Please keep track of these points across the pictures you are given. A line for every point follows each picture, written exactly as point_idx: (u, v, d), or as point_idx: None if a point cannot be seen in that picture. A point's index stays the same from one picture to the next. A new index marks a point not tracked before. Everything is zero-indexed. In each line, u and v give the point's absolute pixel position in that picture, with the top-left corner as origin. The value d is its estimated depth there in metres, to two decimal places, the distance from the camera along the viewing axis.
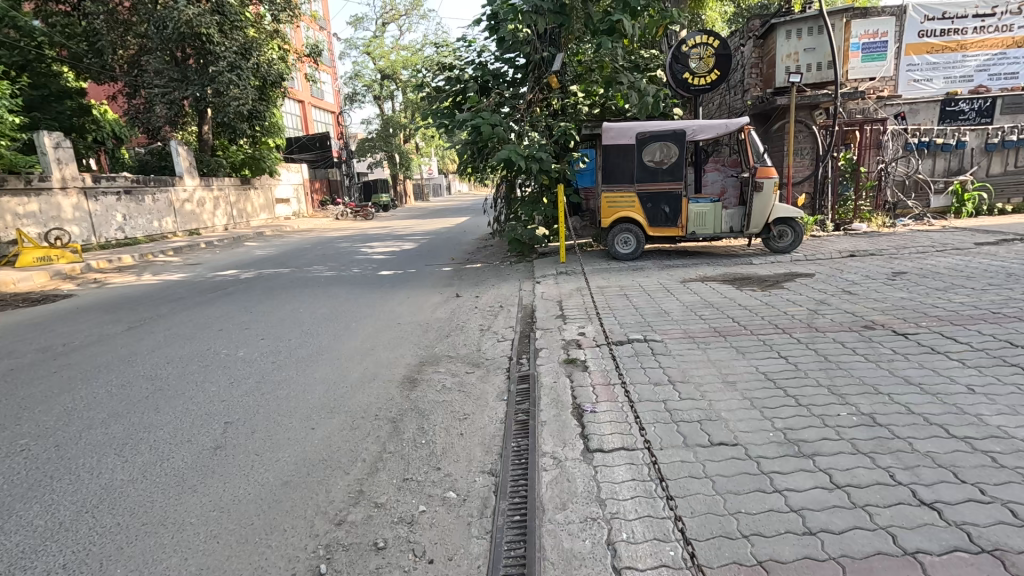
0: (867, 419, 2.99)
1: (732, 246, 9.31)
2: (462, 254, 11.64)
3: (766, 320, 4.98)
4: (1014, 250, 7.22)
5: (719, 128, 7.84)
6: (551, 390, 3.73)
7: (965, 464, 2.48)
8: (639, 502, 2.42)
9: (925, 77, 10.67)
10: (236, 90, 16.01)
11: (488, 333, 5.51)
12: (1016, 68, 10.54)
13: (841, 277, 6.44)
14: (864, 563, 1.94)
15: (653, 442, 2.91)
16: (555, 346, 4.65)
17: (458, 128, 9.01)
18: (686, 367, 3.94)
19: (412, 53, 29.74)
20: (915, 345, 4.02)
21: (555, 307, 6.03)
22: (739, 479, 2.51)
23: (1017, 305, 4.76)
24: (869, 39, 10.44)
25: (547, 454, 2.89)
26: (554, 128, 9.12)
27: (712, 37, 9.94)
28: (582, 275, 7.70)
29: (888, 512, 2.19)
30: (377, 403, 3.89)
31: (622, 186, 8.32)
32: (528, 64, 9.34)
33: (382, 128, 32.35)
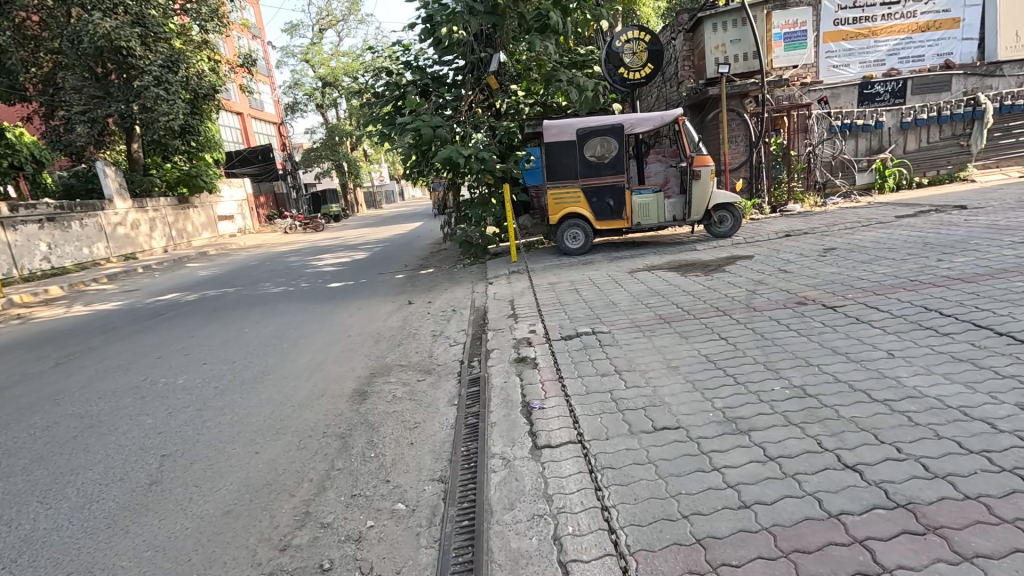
0: (799, 391, 3.13)
1: (677, 234, 9.60)
2: (416, 260, 11.54)
3: (708, 303, 5.15)
4: (931, 220, 7.74)
5: (656, 120, 8.05)
6: (500, 390, 3.73)
7: (886, 426, 2.63)
8: (585, 493, 2.44)
9: (842, 63, 11.31)
10: (164, 105, 15.16)
11: (441, 338, 5.46)
12: (922, 51, 11.29)
13: (778, 257, 6.74)
14: (793, 530, 2.03)
15: (598, 433, 2.95)
16: (506, 346, 4.65)
17: (400, 133, 8.88)
18: (632, 356, 4.02)
19: (353, 59, 29.11)
20: (842, 317, 4.26)
21: (506, 306, 6.04)
22: (680, 462, 2.58)
23: (932, 272, 5.11)
24: (790, 29, 11.03)
25: (496, 455, 2.89)
26: (497, 128, 9.14)
27: (644, 32, 10.22)
28: (533, 273, 7.74)
29: (816, 479, 2.30)
30: (325, 420, 3.79)
31: (567, 182, 8.43)
32: (467, 65, 9.35)
33: (328, 137, 31.57)
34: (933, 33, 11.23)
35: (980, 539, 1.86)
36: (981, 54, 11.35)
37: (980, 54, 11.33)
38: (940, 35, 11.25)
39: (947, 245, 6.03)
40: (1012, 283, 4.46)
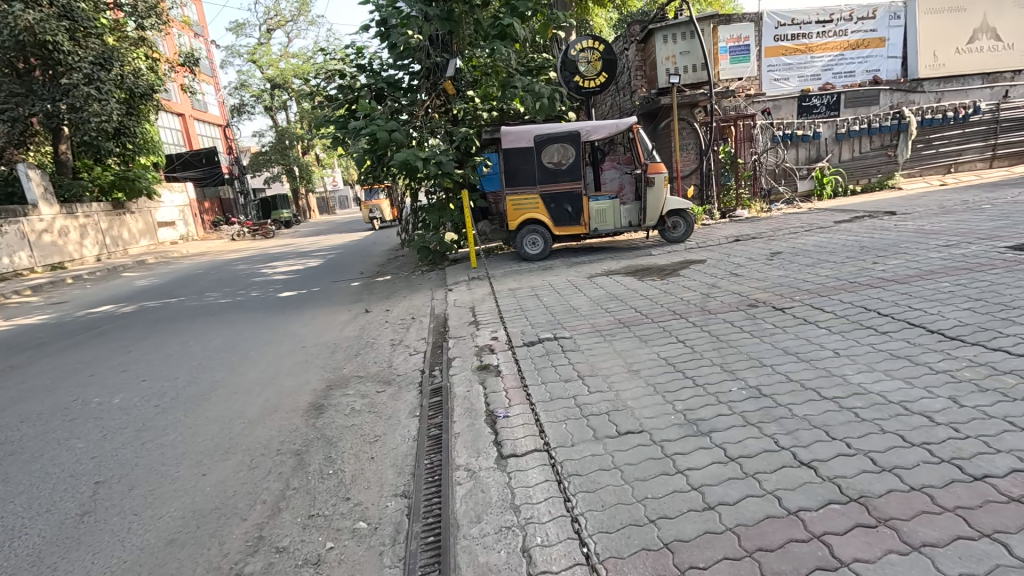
0: (755, 391, 3.24)
1: (633, 240, 9.81)
2: (373, 267, 11.30)
3: (665, 307, 5.27)
4: (866, 225, 8.25)
5: (610, 127, 8.20)
6: (463, 399, 3.66)
7: (835, 423, 2.76)
8: (553, 502, 2.42)
9: (782, 76, 11.97)
10: (96, 105, 14.27)
11: (400, 347, 5.34)
12: (853, 67, 12.09)
13: (729, 261, 7.00)
14: (756, 529, 2.08)
15: (564, 440, 2.94)
16: (468, 353, 4.59)
17: (354, 137, 8.69)
18: (593, 360, 4.05)
19: (304, 60, 28.24)
20: (791, 318, 4.44)
21: (467, 313, 5.98)
22: (645, 465, 2.60)
23: (869, 274, 5.45)
24: (734, 43, 11.57)
25: (461, 467, 2.83)
26: (455, 134, 9.06)
27: (597, 42, 10.48)
28: (493, 278, 7.72)
29: (774, 477, 2.38)
30: (279, 436, 3.61)
31: (526, 188, 8.47)
32: (423, 70, 9.25)
33: (278, 141, 30.21)
34: (862, 51, 12.05)
35: (925, 529, 1.96)
36: (904, 72, 12.30)
37: (903, 72, 12.26)
38: (868, 54, 12.08)
39: (881, 249, 6.43)
40: (939, 284, 4.80)
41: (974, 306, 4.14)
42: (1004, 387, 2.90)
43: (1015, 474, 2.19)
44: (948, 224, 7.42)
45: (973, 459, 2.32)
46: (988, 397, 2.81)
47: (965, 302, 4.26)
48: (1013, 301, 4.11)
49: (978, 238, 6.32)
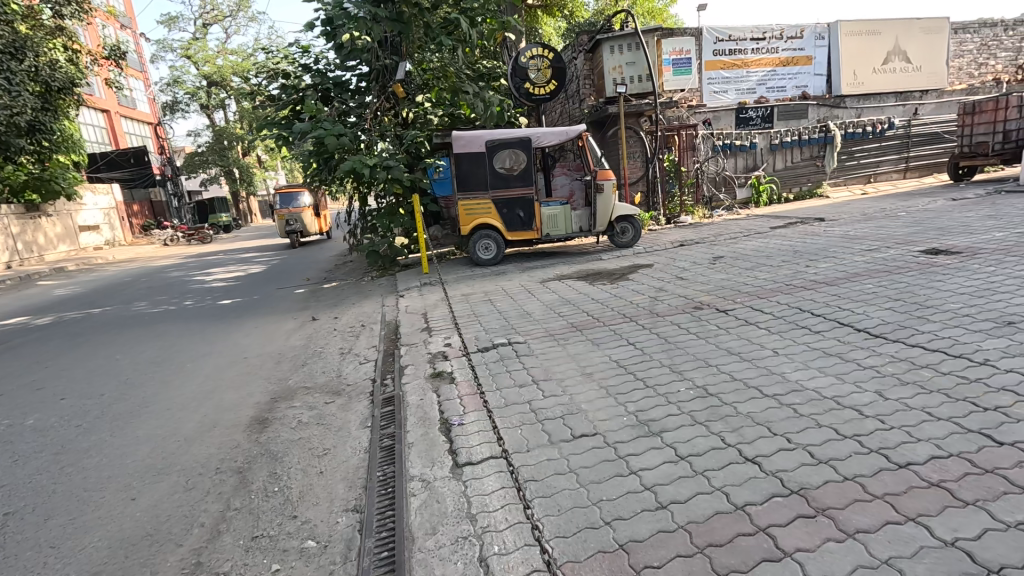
0: (701, 391, 3.36)
1: (583, 245, 9.99)
2: (321, 273, 10.92)
3: (615, 311, 5.39)
4: (799, 230, 8.78)
5: (561, 135, 8.32)
6: (417, 408, 3.58)
7: (776, 419, 2.90)
8: (509, 509, 2.41)
9: (721, 89, 12.59)
10: (5, 97, 13.13)
11: (350, 356, 5.17)
12: (784, 83, 12.90)
13: (675, 265, 7.26)
14: (706, 525, 2.14)
15: (519, 446, 2.93)
16: (420, 360, 4.50)
17: (299, 139, 8.39)
18: (548, 365, 4.08)
19: (243, 58, 26.98)
20: (733, 320, 4.65)
21: (420, 319, 5.87)
22: (599, 468, 2.63)
23: (802, 276, 5.80)
24: (677, 56, 12.08)
25: (415, 478, 2.76)
26: (404, 137, 8.95)
27: (547, 50, 10.62)
28: (445, 284, 7.63)
29: (722, 474, 2.47)
30: (219, 454, 3.40)
31: (478, 193, 8.47)
32: (372, 71, 9.08)
33: (215, 141, 28.53)
34: (792, 68, 12.88)
35: (859, 516, 2.09)
36: (829, 89, 13.23)
37: (827, 88, 13.19)
38: (797, 70, 12.92)
39: (812, 253, 6.85)
40: (863, 286, 5.17)
41: (894, 305, 4.48)
42: (923, 380, 3.15)
43: (933, 460, 2.38)
44: (869, 229, 8.03)
45: (897, 449, 2.50)
46: (909, 390, 3.04)
47: (887, 302, 4.60)
48: (927, 301, 4.48)
49: (894, 243, 6.87)
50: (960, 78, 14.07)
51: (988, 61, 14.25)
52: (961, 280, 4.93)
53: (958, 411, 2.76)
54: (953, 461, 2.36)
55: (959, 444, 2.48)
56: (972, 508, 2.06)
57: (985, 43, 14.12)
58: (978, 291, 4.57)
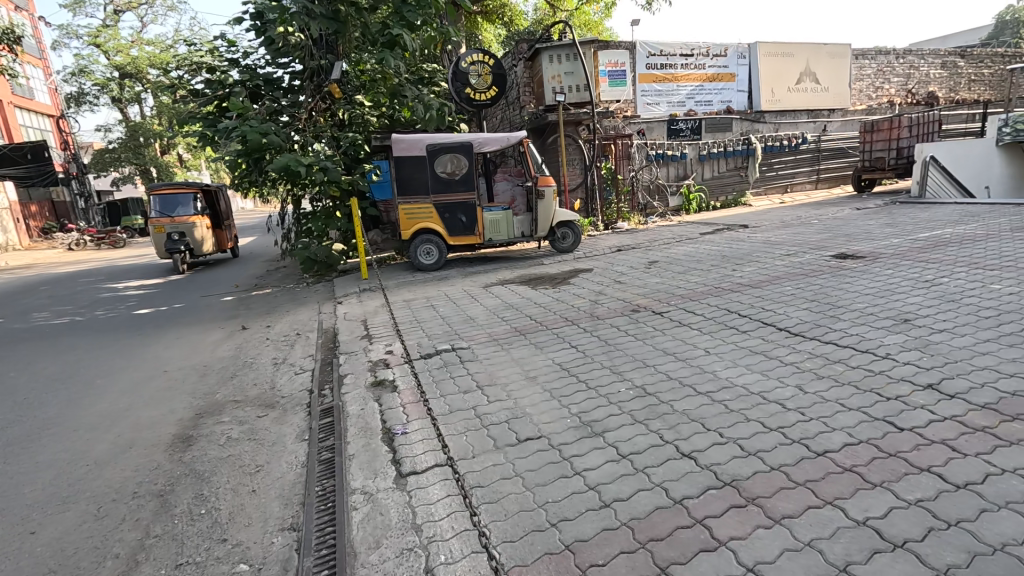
0: (640, 390, 3.48)
1: (525, 250, 10.10)
2: (251, 279, 10.33)
3: (558, 314, 5.48)
4: (726, 236, 9.36)
5: (502, 141, 8.35)
6: (357, 418, 3.46)
7: (710, 415, 3.06)
8: (455, 517, 2.37)
9: (654, 101, 13.18)
10: None
11: (284, 366, 4.92)
12: (711, 97, 13.70)
13: (613, 269, 7.50)
14: (647, 521, 2.22)
15: (465, 452, 2.91)
16: (361, 369, 4.36)
17: (225, 138, 7.92)
18: (491, 370, 4.08)
19: (161, 49, 25.07)
20: (668, 321, 4.86)
21: (359, 327, 5.69)
22: (545, 471, 2.66)
23: (729, 279, 6.17)
24: (612, 68, 12.52)
25: (356, 491, 2.66)
26: (342, 139, 8.70)
27: (487, 56, 10.64)
28: (386, 290, 7.45)
29: (661, 470, 2.57)
30: (135, 477, 3.12)
31: (419, 197, 8.38)
32: (306, 69, 8.73)
33: (128, 137, 25.61)
34: (717, 84, 13.72)
35: (785, 503, 2.24)
36: (750, 104, 14.19)
37: (749, 104, 14.14)
38: (723, 86, 13.77)
39: (738, 258, 7.32)
40: (783, 288, 5.58)
41: (810, 306, 4.87)
42: (836, 374, 3.43)
43: (846, 447, 2.60)
44: (787, 236, 8.69)
45: (816, 438, 2.71)
46: (825, 383, 3.31)
47: (803, 303, 4.98)
48: (838, 301, 4.90)
49: (808, 248, 7.46)
50: (860, 99, 15.55)
51: (884, 85, 15.84)
52: (865, 282, 5.45)
53: (866, 401, 3.03)
54: (863, 447, 2.59)
55: (867, 431, 2.72)
56: (879, 489, 2.26)
57: (881, 68, 15.69)
58: (879, 292, 5.06)
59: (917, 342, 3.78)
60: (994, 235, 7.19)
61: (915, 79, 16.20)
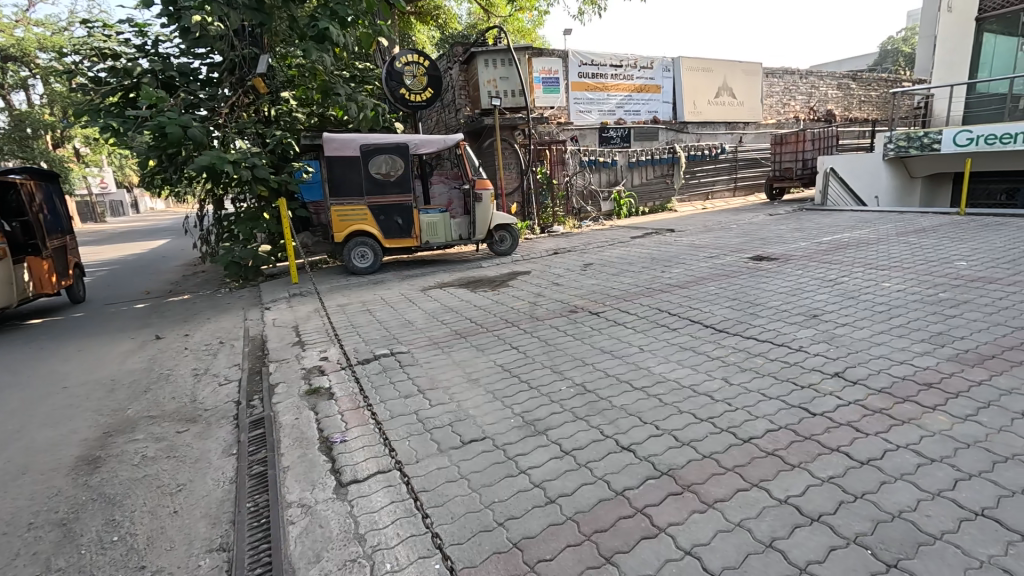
0: (580, 388, 3.58)
1: (463, 253, 10.07)
2: (164, 285, 9.54)
3: (498, 316, 5.50)
4: (655, 240, 9.84)
5: (439, 143, 8.22)
6: (291, 428, 3.30)
7: (646, 409, 3.20)
8: (400, 524, 2.32)
9: (586, 109, 13.61)
10: None
11: (206, 377, 4.58)
12: (638, 107, 14.34)
13: (551, 271, 7.65)
14: (591, 514, 2.28)
15: (409, 457, 2.85)
16: (294, 377, 4.15)
17: (135, 130, 7.26)
18: (433, 373, 4.02)
19: (53, 30, 22.52)
20: (604, 321, 5.03)
21: (290, 333, 5.41)
22: (490, 471, 2.67)
23: (659, 280, 6.48)
24: (546, 75, 12.80)
25: (293, 504, 2.53)
26: (268, 136, 8.27)
27: (422, 57, 10.51)
28: (318, 295, 7.15)
29: (603, 464, 2.65)
30: (31, 507, 2.78)
31: (352, 199, 8.12)
32: (225, 61, 8.22)
33: (12, 127, 22.70)
34: (645, 94, 14.39)
35: (716, 488, 2.39)
36: (674, 115, 15.03)
37: (674, 115, 14.98)
38: (649, 97, 14.46)
39: (667, 260, 7.71)
40: (708, 288, 5.94)
41: (732, 304, 5.23)
42: (757, 366, 3.70)
43: (768, 433, 2.81)
44: (710, 239, 9.27)
45: (741, 426, 2.91)
46: (748, 375, 3.56)
47: (726, 301, 5.33)
48: (756, 300, 5.28)
49: (729, 251, 8.01)
50: (770, 114, 16.91)
51: (790, 102, 17.33)
52: (779, 282, 5.92)
53: (783, 390, 3.30)
54: (783, 432, 2.81)
55: (785, 418, 2.96)
56: (797, 469, 2.47)
57: (788, 86, 17.14)
58: (791, 291, 5.52)
59: (825, 336, 4.17)
60: (883, 239, 8.07)
61: (815, 97, 17.87)
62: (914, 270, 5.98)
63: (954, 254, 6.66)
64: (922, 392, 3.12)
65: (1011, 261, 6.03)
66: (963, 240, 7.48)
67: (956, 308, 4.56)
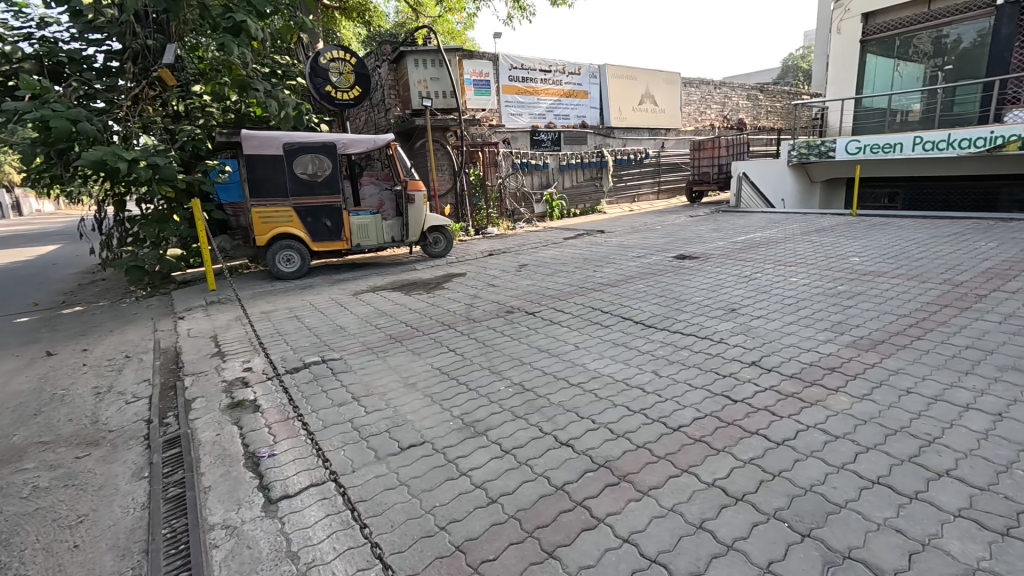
0: (519, 387, 3.61)
1: (396, 256, 9.84)
2: (57, 296, 8.55)
3: (434, 319, 5.43)
4: (587, 241, 10.14)
5: (369, 143, 7.97)
6: (213, 445, 3.06)
7: (582, 404, 3.28)
8: (337, 537, 2.22)
9: (517, 112, 13.77)
10: None
11: (110, 395, 4.15)
12: (568, 112, 14.72)
13: (487, 273, 7.66)
14: (533, 510, 2.30)
15: (344, 467, 2.74)
16: (214, 391, 3.85)
17: (15, 122, 6.43)
18: (367, 380, 3.90)
19: None
20: (540, 321, 5.11)
21: (208, 343, 5.03)
22: (430, 475, 2.62)
23: (592, 280, 6.69)
24: (477, 77, 12.84)
25: (216, 526, 2.35)
26: (177, 133, 7.67)
27: (347, 54, 10.16)
28: (240, 301, 6.71)
29: (543, 460, 2.69)
30: None
31: (276, 200, 7.69)
32: (126, 50, 7.58)
33: None
34: (573, 100, 14.77)
35: (650, 476, 2.49)
36: (602, 120, 15.58)
37: (601, 120, 15.53)
38: (577, 102, 14.88)
39: (599, 260, 7.96)
40: (636, 285, 6.20)
41: (660, 300, 5.49)
42: (684, 358, 3.92)
43: (695, 421, 2.97)
44: (638, 240, 9.69)
45: (671, 415, 3.06)
46: (677, 367, 3.76)
47: (654, 298, 5.59)
48: (681, 296, 5.58)
49: (655, 250, 8.40)
50: (689, 121, 17.95)
51: (706, 111, 18.50)
52: (700, 279, 6.30)
53: (707, 379, 3.52)
54: (709, 420, 2.98)
55: (710, 405, 3.14)
56: (722, 453, 2.63)
57: (704, 96, 18.28)
58: (712, 287, 5.88)
59: (742, 328, 4.49)
60: (789, 238, 8.81)
61: (728, 106, 19.19)
62: (817, 266, 6.57)
63: (848, 250, 7.40)
64: (827, 376, 3.43)
65: (895, 257, 6.79)
66: (856, 238, 8.32)
67: (851, 299, 5.06)
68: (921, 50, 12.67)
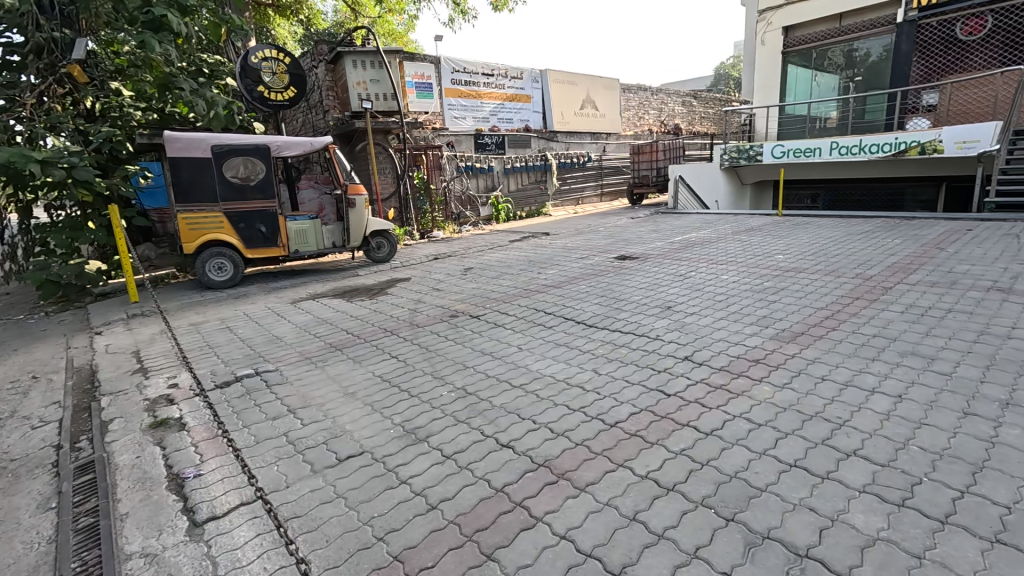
0: (461, 392, 3.60)
1: (337, 262, 9.55)
2: None
3: (376, 326, 5.32)
4: (532, 243, 10.26)
5: (305, 145, 7.72)
6: (132, 469, 2.86)
7: (523, 405, 3.31)
8: (268, 556, 2.13)
9: (460, 115, 13.75)
10: None
11: (12, 420, 3.78)
12: (511, 116, 14.86)
13: (431, 277, 7.59)
14: (472, 514, 2.30)
15: (277, 483, 2.63)
16: (134, 411, 3.60)
17: None
18: (304, 391, 3.77)
19: None
20: (484, 324, 5.12)
21: (129, 360, 4.69)
22: (369, 486, 2.56)
23: (536, 281, 6.77)
24: (419, 80, 12.73)
25: (134, 555, 2.19)
26: (91, 133, 7.11)
27: (282, 53, 9.81)
28: (167, 313, 6.31)
29: (483, 464, 2.69)
30: None
31: (205, 205, 7.28)
32: (29, 44, 6.97)
33: None
34: (516, 104, 14.92)
35: (587, 472, 2.55)
36: (545, 124, 15.83)
37: (544, 123, 15.77)
38: (520, 106, 15.03)
39: (543, 262, 8.07)
40: (579, 286, 6.32)
41: (600, 300, 5.63)
42: (622, 356, 4.04)
43: (631, 416, 3.07)
44: (581, 241, 9.90)
45: (608, 412, 3.15)
46: (615, 364, 3.87)
47: (596, 298, 5.74)
48: (621, 296, 5.76)
49: (598, 251, 8.61)
50: (628, 125, 18.55)
51: (644, 116, 19.18)
52: (640, 278, 6.52)
53: (642, 375, 3.65)
54: (644, 415, 3.09)
55: (645, 400, 3.26)
56: (655, 446, 2.73)
57: (642, 101, 18.94)
58: (650, 286, 6.10)
59: (677, 324, 4.68)
60: (722, 237, 9.28)
61: (664, 112, 19.99)
62: (746, 264, 6.95)
63: (774, 248, 7.88)
64: (752, 367, 3.65)
65: (815, 254, 7.29)
66: (781, 237, 8.88)
67: (776, 294, 5.39)
68: (835, 62, 13.74)
